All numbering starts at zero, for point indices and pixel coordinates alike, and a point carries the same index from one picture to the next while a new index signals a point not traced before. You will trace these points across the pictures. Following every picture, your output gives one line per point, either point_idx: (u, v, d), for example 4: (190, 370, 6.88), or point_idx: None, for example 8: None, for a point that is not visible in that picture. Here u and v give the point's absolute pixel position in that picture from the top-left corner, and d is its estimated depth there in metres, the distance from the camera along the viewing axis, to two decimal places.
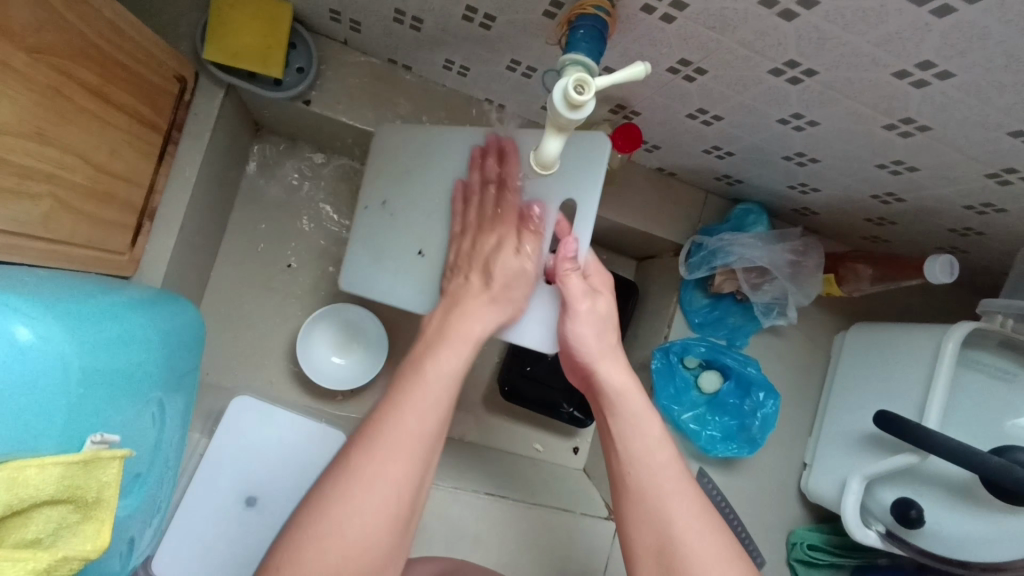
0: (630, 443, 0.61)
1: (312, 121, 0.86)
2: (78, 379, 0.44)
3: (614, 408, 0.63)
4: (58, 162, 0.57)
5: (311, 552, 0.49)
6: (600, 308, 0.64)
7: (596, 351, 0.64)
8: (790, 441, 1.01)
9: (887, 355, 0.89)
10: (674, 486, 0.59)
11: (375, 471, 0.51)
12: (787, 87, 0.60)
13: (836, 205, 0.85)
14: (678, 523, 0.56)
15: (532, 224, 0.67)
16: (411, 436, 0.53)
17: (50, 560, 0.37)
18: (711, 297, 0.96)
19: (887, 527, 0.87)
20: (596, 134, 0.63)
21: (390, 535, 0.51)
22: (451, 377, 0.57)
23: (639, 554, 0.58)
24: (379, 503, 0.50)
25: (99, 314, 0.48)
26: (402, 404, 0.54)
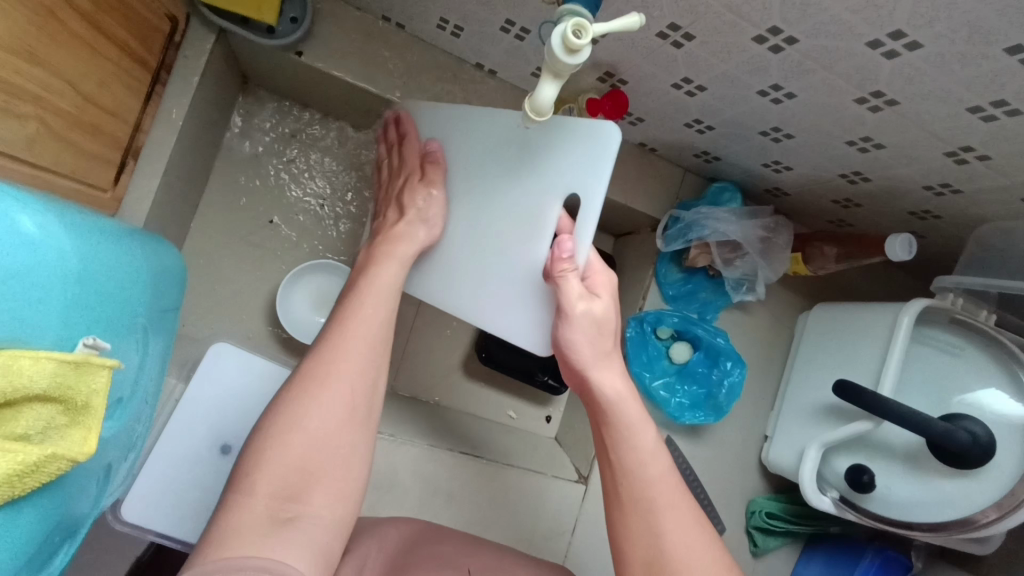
0: (625, 454, 0.62)
1: (302, 74, 0.87)
2: (70, 283, 0.45)
3: (609, 418, 0.64)
4: (47, 86, 0.55)
5: (274, 448, 0.55)
6: (596, 311, 0.63)
7: (588, 357, 0.64)
8: (753, 413, 1.05)
9: (846, 330, 0.94)
10: (665, 497, 0.61)
11: (334, 370, 0.58)
12: (768, 56, 0.63)
13: (807, 185, 0.90)
14: (669, 539, 0.59)
15: (533, 221, 0.67)
16: (360, 340, 0.60)
17: (39, 455, 0.38)
18: (685, 271, 1.00)
19: (840, 493, 0.91)
20: (605, 125, 0.60)
21: (347, 420, 0.57)
22: (389, 287, 0.66)
23: (627, 565, 0.60)
24: (337, 399, 0.57)
25: (89, 229, 0.49)
26: (349, 313, 0.62)
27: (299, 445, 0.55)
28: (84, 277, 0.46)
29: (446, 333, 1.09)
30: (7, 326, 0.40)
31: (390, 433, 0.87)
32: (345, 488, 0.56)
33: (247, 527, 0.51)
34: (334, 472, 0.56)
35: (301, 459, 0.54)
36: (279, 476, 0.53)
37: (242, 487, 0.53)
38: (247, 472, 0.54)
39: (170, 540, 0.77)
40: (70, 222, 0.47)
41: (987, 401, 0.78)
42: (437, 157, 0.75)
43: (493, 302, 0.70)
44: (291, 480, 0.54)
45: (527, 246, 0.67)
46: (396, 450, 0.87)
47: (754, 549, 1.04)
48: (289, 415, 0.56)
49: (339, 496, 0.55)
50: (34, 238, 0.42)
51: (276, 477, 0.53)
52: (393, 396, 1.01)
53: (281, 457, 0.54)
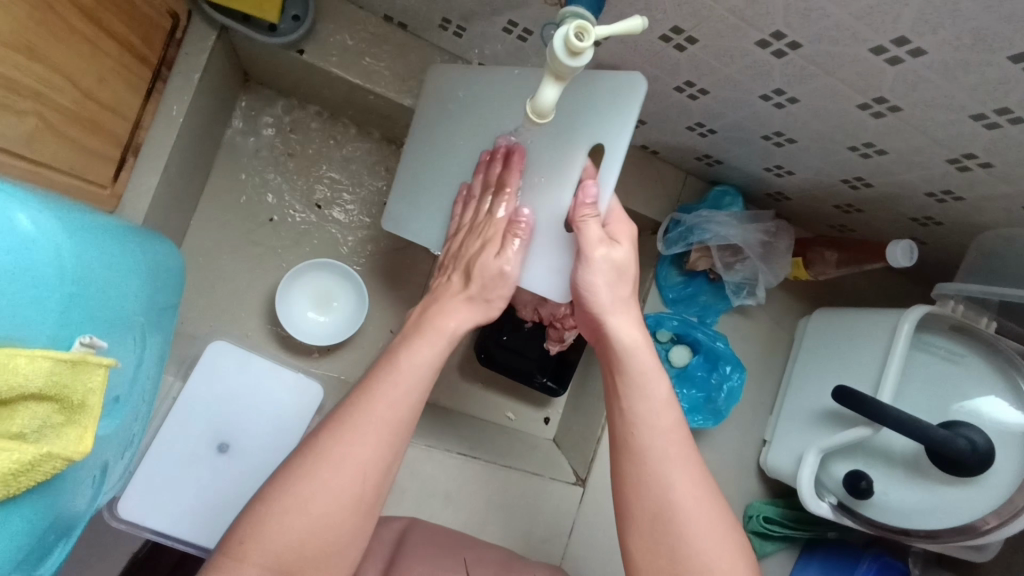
0: (637, 403, 0.62)
1: (305, 72, 0.87)
2: (69, 281, 0.45)
3: (622, 362, 0.63)
4: (47, 81, 0.55)
5: (273, 526, 0.54)
6: (617, 257, 0.64)
7: (607, 302, 0.64)
8: (752, 417, 1.05)
9: (846, 335, 0.94)
10: (674, 449, 0.60)
11: (348, 460, 0.55)
12: (771, 61, 0.63)
13: (809, 190, 0.89)
14: (676, 489, 0.59)
15: (560, 170, 0.69)
16: (381, 425, 0.57)
17: (35, 454, 0.38)
18: (686, 274, 1.00)
19: (839, 499, 0.91)
20: (631, 74, 0.63)
21: (350, 515, 0.55)
22: (425, 369, 0.60)
23: (631, 512, 0.60)
24: (345, 490, 0.55)
25: (88, 227, 0.49)
26: (377, 396, 0.58)
27: (297, 529, 0.54)
28: (81, 276, 0.46)
29: None
30: (4, 324, 0.40)
31: None
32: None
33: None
34: (327, 563, 0.55)
35: (296, 547, 0.54)
36: (274, 556, 0.53)
37: (236, 555, 0.53)
38: (244, 540, 0.53)
39: (166, 538, 0.77)
40: (69, 220, 0.47)
41: (985, 409, 0.78)
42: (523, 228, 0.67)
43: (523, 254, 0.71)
44: (285, 563, 0.53)
45: (553, 196, 0.69)
46: None
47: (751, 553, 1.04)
48: (295, 500, 0.54)
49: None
50: (32, 236, 0.42)
51: (271, 555, 0.53)
52: None
53: (278, 537, 0.53)
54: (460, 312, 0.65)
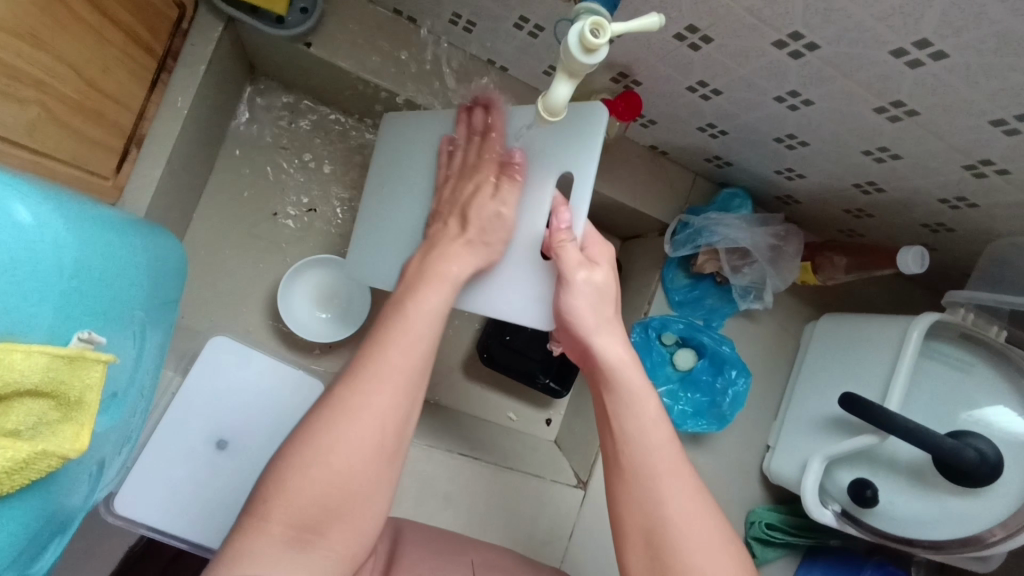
0: (627, 423, 0.61)
1: (311, 66, 0.85)
2: (68, 276, 0.44)
3: (611, 385, 0.62)
4: (50, 70, 0.54)
5: (294, 480, 0.51)
6: (597, 278, 0.64)
7: (592, 324, 0.63)
8: (756, 423, 1.04)
9: (854, 342, 0.93)
10: (668, 466, 0.59)
11: (362, 403, 0.53)
12: (788, 62, 0.62)
13: (820, 194, 0.88)
14: (669, 510, 0.58)
15: (529, 198, 0.69)
16: (396, 369, 0.55)
17: (29, 452, 0.37)
18: (692, 277, 0.99)
19: (842, 507, 0.90)
20: (593, 102, 0.64)
21: (373, 459, 0.53)
22: (434, 312, 0.59)
23: (627, 534, 0.59)
24: (362, 435, 0.52)
25: (90, 221, 0.48)
26: (388, 341, 0.56)
27: (318, 482, 0.51)
28: (81, 269, 0.45)
29: (448, 331, 1.08)
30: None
31: None
32: (362, 525, 0.53)
33: (259, 557, 0.49)
34: (354, 507, 0.52)
35: (324, 495, 0.51)
36: (299, 511, 0.50)
37: (258, 513, 0.51)
38: (265, 498, 0.51)
39: (162, 534, 0.76)
40: (69, 212, 0.46)
41: (994, 419, 0.77)
42: (516, 169, 0.68)
43: (500, 284, 0.70)
44: (315, 512, 0.51)
45: (525, 224, 0.68)
46: None
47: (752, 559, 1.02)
48: (317, 447, 0.52)
49: (353, 533, 0.53)
50: (30, 227, 0.41)
51: (294, 512, 0.50)
52: None
53: (299, 492, 0.51)
54: (462, 261, 0.64)
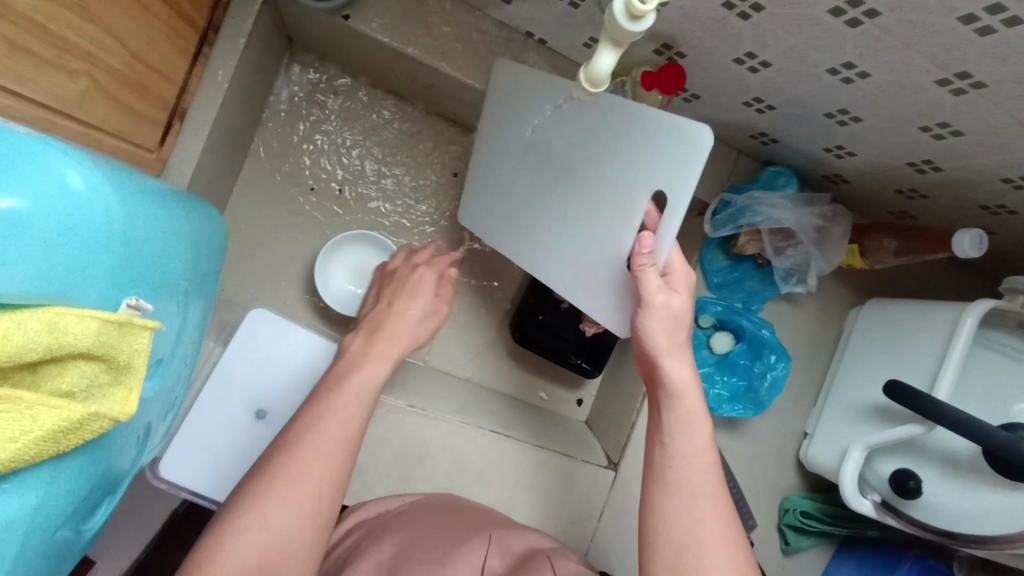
0: (679, 440, 0.63)
1: (350, 40, 0.85)
2: (110, 242, 0.44)
3: (669, 403, 0.65)
4: (97, 42, 0.56)
5: (231, 543, 0.54)
6: (675, 304, 0.64)
7: (663, 346, 0.65)
8: (794, 408, 1.02)
9: (899, 328, 0.90)
10: (710, 487, 0.61)
11: (301, 472, 0.58)
12: (844, 30, 0.59)
13: (870, 172, 0.85)
14: (706, 525, 0.59)
15: (618, 210, 0.65)
16: (333, 439, 0.61)
17: (84, 413, 0.37)
18: (732, 259, 0.96)
19: (882, 497, 0.87)
20: (700, 126, 0.55)
21: (310, 527, 0.57)
22: (367, 391, 0.68)
23: (658, 543, 0.60)
24: (301, 500, 0.57)
25: (132, 189, 0.48)
26: (326, 415, 0.63)
27: (256, 546, 0.54)
28: (131, 238, 0.46)
29: (482, 311, 1.07)
30: (45, 280, 0.39)
31: (421, 407, 0.86)
32: None
33: None
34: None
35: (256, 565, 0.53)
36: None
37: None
38: (201, 566, 0.53)
39: (203, 499, 0.78)
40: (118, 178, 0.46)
41: None
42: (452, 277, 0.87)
43: (585, 285, 0.72)
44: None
45: (611, 235, 0.66)
46: (430, 425, 0.85)
47: (785, 547, 1.01)
48: (263, 524, 0.55)
49: None
50: (78, 194, 0.41)
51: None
52: (427, 371, 1.00)
53: (235, 555, 0.53)
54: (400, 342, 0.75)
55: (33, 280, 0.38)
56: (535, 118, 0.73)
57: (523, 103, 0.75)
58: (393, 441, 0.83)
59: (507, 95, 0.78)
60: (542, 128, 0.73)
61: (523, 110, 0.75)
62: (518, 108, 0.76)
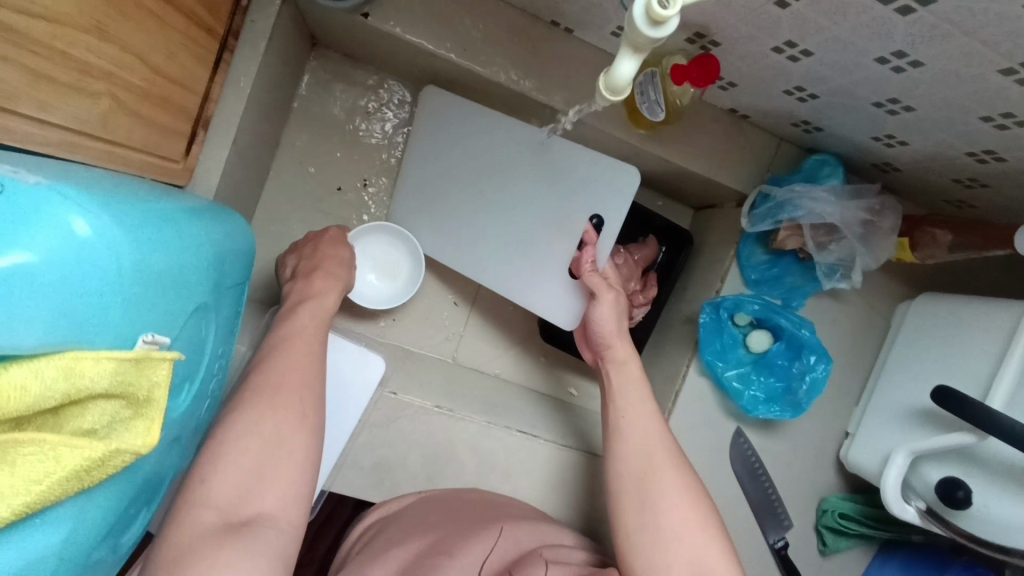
0: (621, 399, 0.77)
1: (371, 37, 0.83)
2: (132, 281, 0.41)
3: (616, 368, 0.79)
4: (116, 61, 0.56)
5: (228, 454, 0.55)
6: (617, 298, 0.81)
7: (608, 330, 0.81)
8: (834, 408, 0.98)
9: (951, 327, 0.85)
10: (652, 430, 0.73)
11: (281, 383, 0.61)
12: (894, 19, 0.53)
13: (924, 161, 0.79)
14: (656, 461, 0.69)
15: (564, 225, 0.83)
16: (305, 355, 0.65)
17: (104, 450, 0.38)
18: (772, 253, 0.91)
19: (927, 504, 0.83)
20: (631, 167, 0.77)
21: (299, 429, 0.60)
22: (324, 314, 0.72)
23: (621, 485, 0.69)
24: (286, 408, 0.60)
25: (148, 217, 0.46)
26: (292, 338, 0.67)
27: (252, 450, 0.56)
28: (157, 270, 0.44)
29: (511, 307, 1.05)
30: (65, 330, 0.37)
31: (448, 407, 0.86)
32: (295, 490, 0.57)
33: (197, 538, 0.50)
34: (285, 475, 0.57)
35: (248, 476, 0.55)
36: (234, 479, 0.55)
37: (195, 494, 0.54)
38: (203, 475, 0.55)
39: None
40: (125, 205, 0.43)
41: None
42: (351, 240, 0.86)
43: (528, 284, 0.88)
44: (240, 495, 0.54)
45: (561, 244, 0.83)
46: (458, 425, 0.85)
47: (822, 547, 0.98)
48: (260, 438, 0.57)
49: (292, 498, 0.57)
50: (86, 242, 0.38)
51: (230, 481, 0.54)
52: (455, 368, 1.00)
53: (234, 462, 0.55)
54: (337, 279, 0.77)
55: (55, 331, 0.36)
56: (477, 143, 0.89)
57: (463, 131, 0.90)
58: (420, 441, 0.84)
59: (437, 120, 0.92)
60: (478, 153, 0.89)
61: (453, 136, 0.91)
62: (454, 135, 0.91)
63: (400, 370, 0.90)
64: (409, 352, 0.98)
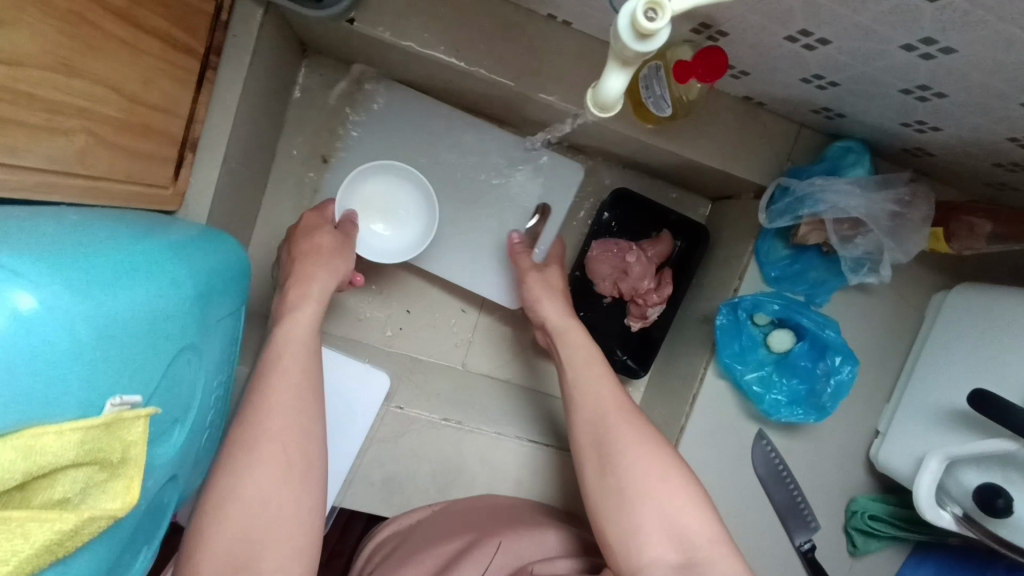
0: (575, 377, 0.75)
1: (360, 42, 0.80)
2: (89, 348, 0.41)
3: (559, 339, 0.81)
4: (90, 95, 0.54)
5: (218, 527, 0.57)
6: (546, 274, 0.88)
7: (540, 302, 0.85)
8: (864, 407, 0.93)
9: (990, 321, 0.79)
10: (606, 397, 0.71)
11: (262, 432, 0.61)
12: (922, 5, 0.47)
13: (960, 146, 0.72)
14: (612, 429, 0.68)
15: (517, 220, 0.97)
16: (285, 391, 0.64)
17: (76, 521, 0.37)
18: (793, 248, 0.86)
19: (964, 510, 0.78)
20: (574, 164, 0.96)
21: (287, 478, 0.60)
22: (307, 332, 0.70)
23: (582, 454, 0.68)
24: (272, 459, 0.60)
25: (112, 272, 0.45)
26: (272, 372, 0.65)
27: (242, 517, 0.57)
28: (116, 332, 0.44)
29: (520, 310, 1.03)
30: (21, 412, 0.36)
31: (457, 420, 0.84)
32: (294, 543, 0.58)
33: None
34: (281, 530, 0.58)
35: (240, 538, 0.56)
36: (228, 546, 0.56)
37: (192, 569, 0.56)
38: (198, 547, 0.57)
39: None
40: (70, 260, 0.42)
41: None
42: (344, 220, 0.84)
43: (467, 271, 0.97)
44: (235, 561, 0.56)
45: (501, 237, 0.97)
46: (467, 439, 0.84)
47: (852, 549, 0.94)
48: (248, 498, 0.58)
49: (293, 551, 0.58)
50: (37, 317, 0.38)
51: (222, 549, 0.56)
52: (464, 375, 0.99)
53: (223, 531, 0.57)
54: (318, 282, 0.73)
55: (16, 415, 0.36)
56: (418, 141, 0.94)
57: (401, 135, 0.94)
58: (428, 455, 0.83)
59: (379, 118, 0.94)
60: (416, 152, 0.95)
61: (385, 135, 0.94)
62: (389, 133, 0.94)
63: (406, 381, 0.89)
64: (417, 360, 0.97)
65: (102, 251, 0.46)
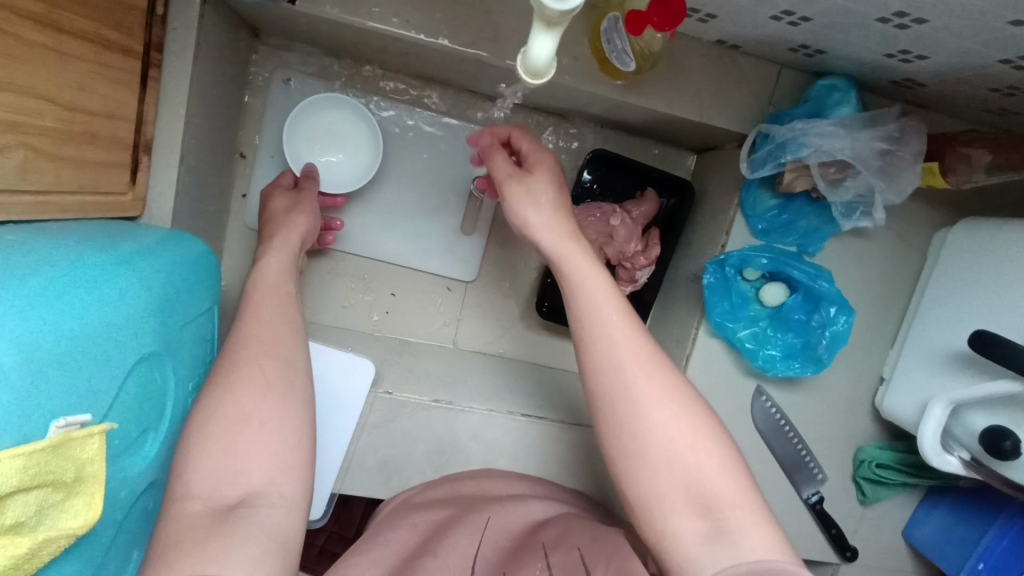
0: (579, 303, 0.58)
1: (308, 21, 0.76)
2: (22, 374, 0.40)
3: (563, 262, 0.61)
4: (19, 107, 0.51)
5: (198, 452, 0.51)
6: (534, 183, 0.65)
7: (530, 218, 0.63)
8: (867, 354, 0.90)
9: (994, 253, 0.75)
10: (618, 333, 0.56)
11: (243, 359, 0.57)
12: None
13: (951, 73, 0.67)
14: (631, 370, 0.54)
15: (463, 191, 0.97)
16: (266, 324, 0.62)
17: (32, 543, 0.39)
18: (781, 197, 0.82)
19: (971, 454, 0.76)
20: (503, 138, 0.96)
21: (271, 398, 0.55)
22: (283, 280, 0.68)
23: (600, 394, 0.55)
24: (254, 382, 0.56)
25: (44, 291, 0.44)
26: (252, 309, 0.63)
27: (225, 439, 0.52)
28: (50, 353, 0.43)
29: (506, 283, 1.01)
30: None
31: (447, 400, 0.84)
32: (285, 458, 0.53)
33: (186, 530, 0.47)
34: (271, 446, 0.53)
35: (221, 466, 0.51)
36: (212, 469, 0.51)
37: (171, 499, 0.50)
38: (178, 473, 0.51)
39: None
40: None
41: None
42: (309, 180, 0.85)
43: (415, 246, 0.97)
44: (223, 479, 0.51)
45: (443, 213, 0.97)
46: (458, 418, 0.84)
47: (862, 498, 0.92)
48: (224, 425, 0.53)
49: (283, 465, 0.53)
50: None
51: (206, 471, 0.51)
52: (455, 354, 0.98)
53: (205, 453, 0.51)
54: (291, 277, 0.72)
55: None
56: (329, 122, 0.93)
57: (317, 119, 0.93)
58: (423, 436, 0.83)
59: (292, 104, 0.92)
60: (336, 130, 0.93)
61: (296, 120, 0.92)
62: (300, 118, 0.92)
63: (393, 365, 0.88)
64: (406, 342, 0.97)
65: (35, 270, 0.45)
